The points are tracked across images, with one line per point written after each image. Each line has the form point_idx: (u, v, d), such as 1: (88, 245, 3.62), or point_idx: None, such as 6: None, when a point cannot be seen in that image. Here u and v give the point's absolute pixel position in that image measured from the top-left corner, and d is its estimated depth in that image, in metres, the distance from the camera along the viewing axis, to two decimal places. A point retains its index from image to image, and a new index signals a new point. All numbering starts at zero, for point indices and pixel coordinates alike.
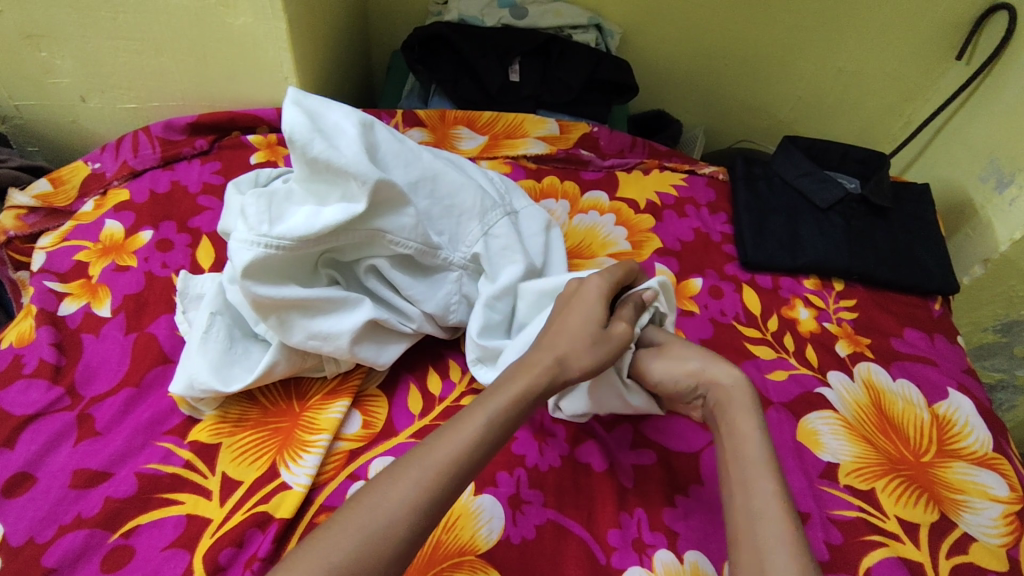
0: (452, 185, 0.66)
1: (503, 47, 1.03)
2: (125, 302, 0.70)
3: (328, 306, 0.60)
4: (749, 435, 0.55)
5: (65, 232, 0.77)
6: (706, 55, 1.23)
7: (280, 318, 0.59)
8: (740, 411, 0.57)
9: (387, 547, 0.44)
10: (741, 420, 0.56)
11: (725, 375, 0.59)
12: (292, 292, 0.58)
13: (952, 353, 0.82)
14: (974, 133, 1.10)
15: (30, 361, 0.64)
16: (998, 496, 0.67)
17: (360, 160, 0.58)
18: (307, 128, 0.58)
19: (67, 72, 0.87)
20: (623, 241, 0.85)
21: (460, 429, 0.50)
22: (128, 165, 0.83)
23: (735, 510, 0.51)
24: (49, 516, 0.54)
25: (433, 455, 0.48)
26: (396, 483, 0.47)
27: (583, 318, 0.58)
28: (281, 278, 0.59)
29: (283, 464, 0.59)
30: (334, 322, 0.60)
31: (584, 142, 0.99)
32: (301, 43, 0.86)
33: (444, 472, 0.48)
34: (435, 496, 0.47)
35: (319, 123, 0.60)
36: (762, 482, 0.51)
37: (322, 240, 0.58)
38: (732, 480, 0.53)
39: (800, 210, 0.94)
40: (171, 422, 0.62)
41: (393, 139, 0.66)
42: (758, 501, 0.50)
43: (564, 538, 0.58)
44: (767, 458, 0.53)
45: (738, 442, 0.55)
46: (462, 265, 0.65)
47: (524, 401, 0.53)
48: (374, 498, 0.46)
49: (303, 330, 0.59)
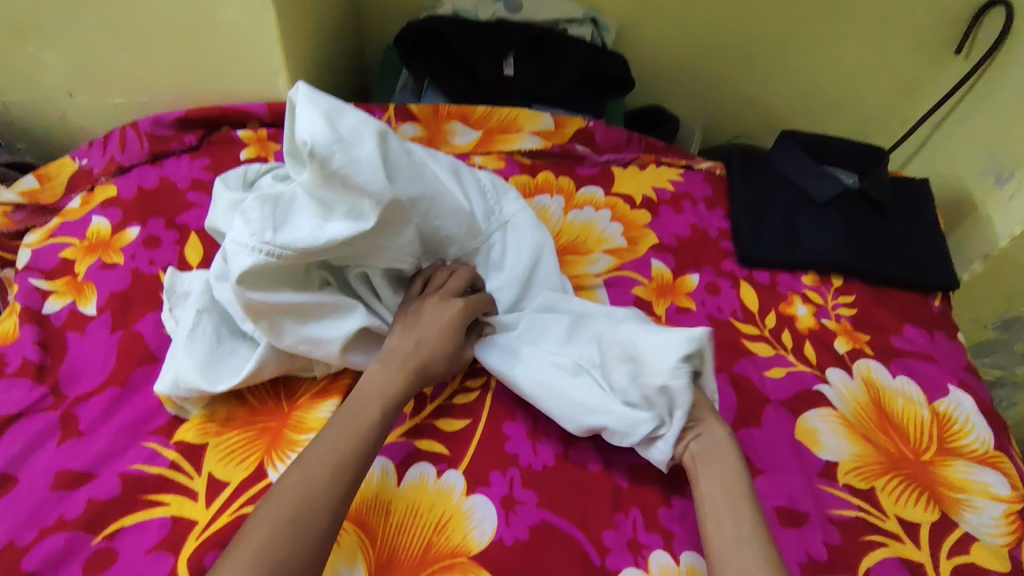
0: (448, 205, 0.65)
1: (497, 40, 1.01)
2: (111, 299, 0.69)
3: (321, 311, 0.59)
4: (737, 478, 0.55)
5: (51, 229, 0.76)
6: (703, 49, 1.22)
7: (274, 323, 0.57)
8: (726, 453, 0.57)
9: (307, 531, 0.46)
10: (727, 467, 0.56)
11: (719, 430, 0.59)
12: (289, 299, 0.57)
13: (953, 350, 0.81)
14: (973, 129, 1.10)
15: (13, 360, 0.63)
16: (1000, 496, 0.66)
17: (379, 178, 0.56)
18: (326, 137, 0.53)
19: (54, 67, 0.85)
20: (618, 237, 0.84)
21: (353, 420, 0.53)
22: (116, 162, 0.82)
23: (718, 545, 0.51)
24: (30, 519, 0.53)
25: (325, 447, 0.51)
26: (295, 474, 0.49)
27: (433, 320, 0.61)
28: (277, 284, 0.57)
29: (271, 465, 0.57)
30: (328, 330, 0.59)
31: (579, 137, 0.97)
32: (291, 37, 0.85)
33: (342, 461, 0.50)
34: (339, 474, 0.50)
35: (335, 126, 0.55)
36: (743, 522, 0.52)
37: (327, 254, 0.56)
38: (718, 519, 0.52)
39: (798, 205, 0.93)
40: (156, 422, 0.60)
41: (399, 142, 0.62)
42: (745, 535, 0.51)
43: (558, 539, 0.56)
44: (752, 499, 0.54)
45: (723, 481, 0.55)
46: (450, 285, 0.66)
47: (412, 380, 0.57)
48: (282, 484, 0.48)
49: (296, 337, 0.58)
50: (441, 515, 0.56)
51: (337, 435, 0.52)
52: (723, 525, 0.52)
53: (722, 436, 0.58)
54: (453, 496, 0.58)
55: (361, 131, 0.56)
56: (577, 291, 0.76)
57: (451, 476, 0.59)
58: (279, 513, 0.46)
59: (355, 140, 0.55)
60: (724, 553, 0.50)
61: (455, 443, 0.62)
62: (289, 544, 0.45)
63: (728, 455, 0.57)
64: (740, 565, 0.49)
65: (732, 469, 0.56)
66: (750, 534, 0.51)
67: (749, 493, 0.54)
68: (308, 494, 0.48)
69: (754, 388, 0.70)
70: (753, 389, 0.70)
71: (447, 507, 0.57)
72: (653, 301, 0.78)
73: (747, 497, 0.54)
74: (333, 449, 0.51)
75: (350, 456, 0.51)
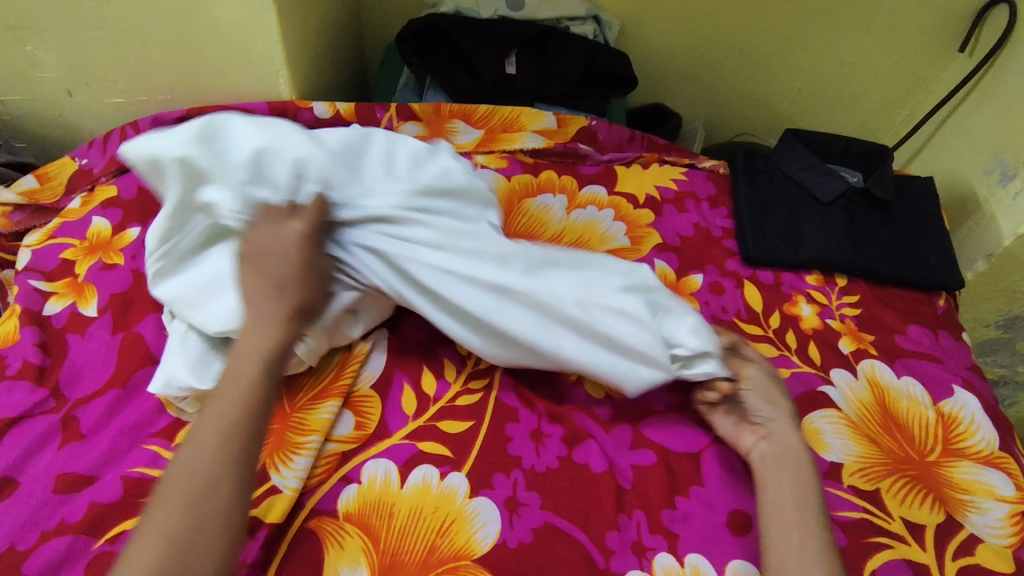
0: (303, 151, 0.63)
1: (499, 38, 1.01)
2: (111, 301, 0.68)
3: (214, 290, 0.60)
4: (802, 482, 0.57)
5: (51, 230, 0.76)
6: (706, 47, 1.21)
7: (188, 299, 0.60)
8: (794, 456, 0.59)
9: (212, 505, 0.47)
10: (796, 477, 0.57)
11: (791, 431, 0.61)
12: (188, 278, 0.62)
13: (957, 350, 0.80)
14: (977, 127, 1.09)
15: (13, 363, 0.63)
16: (1005, 497, 0.66)
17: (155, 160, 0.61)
18: (144, 139, 0.62)
19: (53, 65, 0.84)
20: (622, 237, 0.84)
21: (235, 385, 0.52)
22: (116, 161, 0.81)
23: (783, 551, 0.52)
24: (31, 523, 0.53)
25: (217, 420, 0.50)
26: (191, 454, 0.48)
27: (279, 258, 0.55)
28: (186, 266, 0.63)
29: (272, 468, 0.57)
30: (230, 300, 0.59)
31: (581, 136, 0.96)
32: (291, 35, 0.84)
33: (235, 431, 0.50)
34: (236, 442, 0.49)
35: (162, 130, 0.63)
36: (811, 535, 0.53)
37: (178, 228, 0.62)
38: (779, 519, 0.55)
39: (802, 204, 0.93)
40: (157, 425, 0.60)
41: (253, 122, 0.66)
42: (804, 539, 0.53)
43: (562, 541, 0.56)
44: (817, 504, 0.56)
45: (789, 484, 0.57)
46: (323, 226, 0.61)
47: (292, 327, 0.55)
48: (183, 460, 0.48)
49: (209, 315, 0.59)
50: (444, 517, 0.56)
51: (222, 403, 0.51)
52: (789, 535, 0.53)
53: (794, 445, 0.60)
54: (456, 499, 0.57)
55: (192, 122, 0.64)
56: None
57: (454, 477, 0.59)
58: (178, 493, 0.46)
59: (181, 130, 0.63)
60: (790, 561, 0.52)
61: (457, 444, 0.61)
62: (195, 523, 0.46)
63: (801, 466, 0.58)
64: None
65: (802, 480, 0.57)
66: (817, 547, 0.52)
67: (813, 497, 0.56)
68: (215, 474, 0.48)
69: None
70: None
71: (450, 509, 0.56)
72: None
73: (815, 511, 0.55)
74: (224, 420, 0.50)
75: (244, 425, 0.50)
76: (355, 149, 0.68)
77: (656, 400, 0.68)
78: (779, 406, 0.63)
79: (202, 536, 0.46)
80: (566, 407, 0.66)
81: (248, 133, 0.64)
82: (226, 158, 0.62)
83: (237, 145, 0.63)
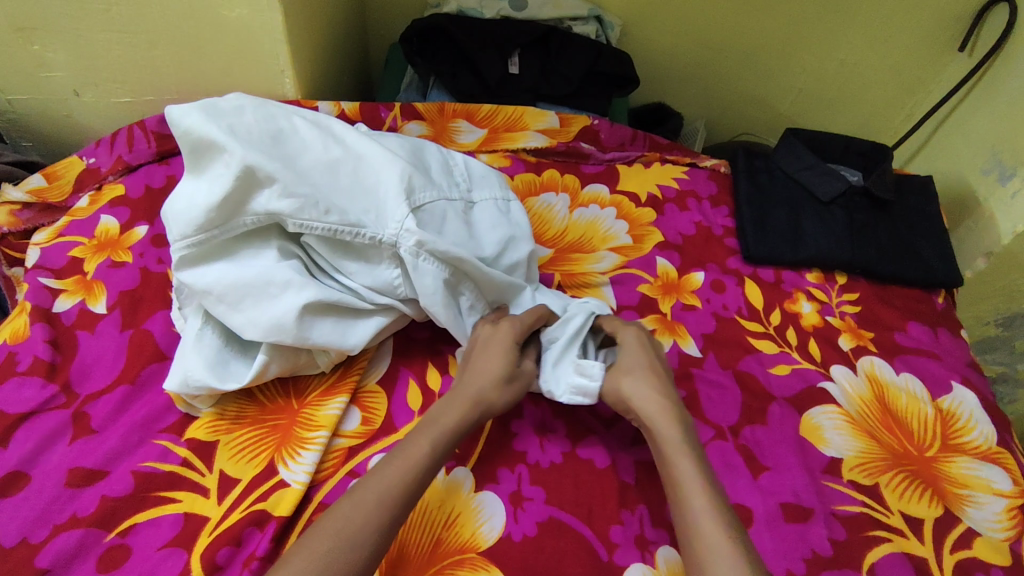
0: (378, 162, 0.64)
1: (503, 38, 1.02)
2: (120, 298, 0.69)
3: (258, 294, 0.58)
4: (675, 459, 0.54)
5: (59, 228, 0.76)
6: (707, 48, 1.22)
7: (224, 296, 0.58)
8: (665, 430, 0.57)
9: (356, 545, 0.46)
10: (668, 444, 0.56)
11: (651, 403, 0.59)
12: (224, 272, 0.59)
13: (956, 347, 0.81)
14: (976, 127, 1.10)
15: (24, 359, 0.63)
16: (1002, 491, 0.67)
17: (228, 142, 0.58)
18: (198, 118, 0.59)
19: (62, 66, 0.85)
20: (623, 236, 0.84)
21: (404, 454, 0.52)
22: (123, 160, 0.82)
23: (682, 528, 0.51)
24: (44, 516, 0.54)
25: (381, 482, 0.50)
26: (345, 507, 0.48)
27: (492, 350, 0.61)
28: (221, 259, 0.61)
29: (281, 462, 0.58)
30: (273, 308, 0.58)
31: (584, 135, 0.97)
32: (296, 36, 0.85)
33: (387, 495, 0.49)
34: (407, 494, 0.50)
35: (218, 113, 0.61)
36: (698, 502, 0.51)
37: (224, 220, 0.59)
38: (674, 503, 0.53)
39: (802, 203, 0.93)
40: (167, 420, 0.61)
41: (313, 125, 0.65)
42: (697, 520, 0.50)
43: (566, 535, 0.57)
44: (699, 473, 0.53)
45: (668, 462, 0.55)
46: (392, 243, 0.61)
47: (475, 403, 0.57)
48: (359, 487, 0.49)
49: (250, 318, 0.58)
50: (450, 511, 0.57)
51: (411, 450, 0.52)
52: (680, 509, 0.52)
53: (658, 409, 0.58)
54: (461, 493, 0.58)
55: (253, 118, 0.62)
56: (583, 291, 0.77)
57: (459, 472, 0.59)
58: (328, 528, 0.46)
59: (244, 125, 0.61)
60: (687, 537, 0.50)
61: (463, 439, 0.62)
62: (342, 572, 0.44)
63: (670, 433, 0.56)
64: (701, 549, 0.48)
65: (674, 445, 0.55)
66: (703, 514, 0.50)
67: (696, 471, 0.53)
68: (362, 527, 0.47)
69: (759, 384, 0.71)
70: (758, 386, 0.71)
71: (456, 503, 0.57)
72: (658, 299, 0.78)
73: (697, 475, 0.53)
74: (386, 486, 0.50)
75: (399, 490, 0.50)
76: (415, 161, 0.69)
77: None
78: (622, 394, 0.60)
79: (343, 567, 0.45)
80: (569, 405, 0.67)
81: (316, 137, 0.64)
82: (294, 160, 0.61)
83: (307, 149, 0.63)
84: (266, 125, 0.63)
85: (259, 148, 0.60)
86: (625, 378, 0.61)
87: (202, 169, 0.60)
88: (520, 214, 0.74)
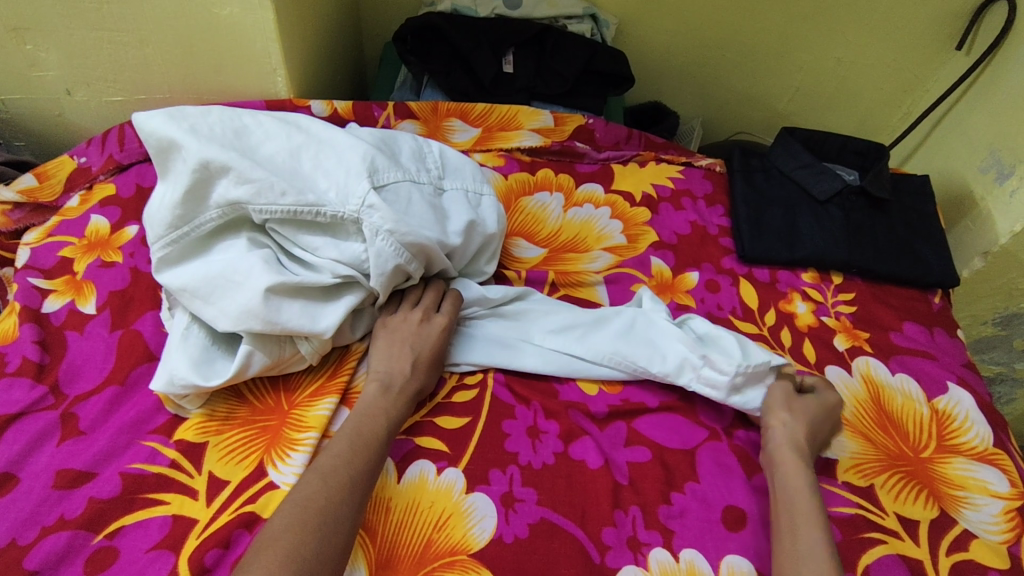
0: (339, 147, 0.65)
1: (496, 38, 1.02)
2: (110, 298, 0.69)
3: (222, 285, 0.58)
4: (798, 491, 0.57)
5: (49, 228, 0.76)
6: (703, 46, 1.22)
7: (197, 291, 0.59)
8: (789, 466, 0.59)
9: (313, 522, 0.48)
10: (791, 480, 0.58)
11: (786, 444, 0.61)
12: (196, 267, 0.60)
13: (952, 347, 0.81)
14: (973, 126, 1.10)
15: (13, 359, 0.63)
16: (999, 493, 0.66)
17: (186, 140, 0.60)
18: (161, 120, 0.62)
19: (53, 65, 0.85)
20: (618, 235, 0.84)
21: (363, 440, 0.55)
22: (114, 160, 0.81)
23: (784, 552, 0.54)
24: (31, 518, 0.53)
25: (335, 457, 0.53)
26: (313, 483, 0.51)
27: (422, 339, 0.64)
28: (196, 257, 0.62)
29: (271, 464, 0.57)
30: (238, 294, 0.57)
31: (578, 134, 0.96)
32: (289, 35, 0.84)
33: (351, 479, 0.52)
34: (353, 487, 0.51)
35: (182, 114, 0.63)
36: (813, 536, 0.54)
37: (190, 215, 0.60)
38: (781, 530, 0.55)
39: (798, 202, 0.93)
40: (156, 421, 0.60)
41: (278, 120, 0.67)
42: (805, 549, 0.53)
43: (558, 537, 0.56)
44: (817, 515, 0.56)
45: (786, 494, 0.57)
46: (354, 219, 0.61)
47: (406, 397, 0.60)
48: (326, 464, 0.52)
49: (219, 309, 0.58)
50: (440, 513, 0.56)
51: (357, 431, 0.55)
52: (784, 539, 0.54)
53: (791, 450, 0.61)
54: (452, 494, 0.58)
55: (216, 116, 0.64)
56: (575, 290, 0.77)
57: (450, 473, 0.59)
58: (308, 521, 0.48)
59: (207, 123, 0.63)
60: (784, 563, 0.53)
61: (455, 440, 0.62)
62: (321, 546, 0.47)
63: (797, 471, 0.59)
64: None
65: (797, 481, 0.58)
66: (815, 550, 0.53)
67: (813, 509, 0.56)
68: (331, 503, 0.50)
69: None
70: None
71: (447, 505, 0.57)
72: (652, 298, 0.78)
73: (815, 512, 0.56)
74: (347, 463, 0.53)
75: (365, 471, 0.53)
76: (382, 145, 0.70)
77: (650, 398, 0.68)
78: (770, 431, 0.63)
79: (314, 551, 0.47)
80: (563, 404, 0.66)
81: (278, 129, 0.65)
82: (254, 153, 0.63)
83: (268, 141, 0.64)
84: (229, 121, 0.64)
85: (219, 142, 0.62)
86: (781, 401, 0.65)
87: (168, 169, 0.63)
88: (494, 202, 0.74)
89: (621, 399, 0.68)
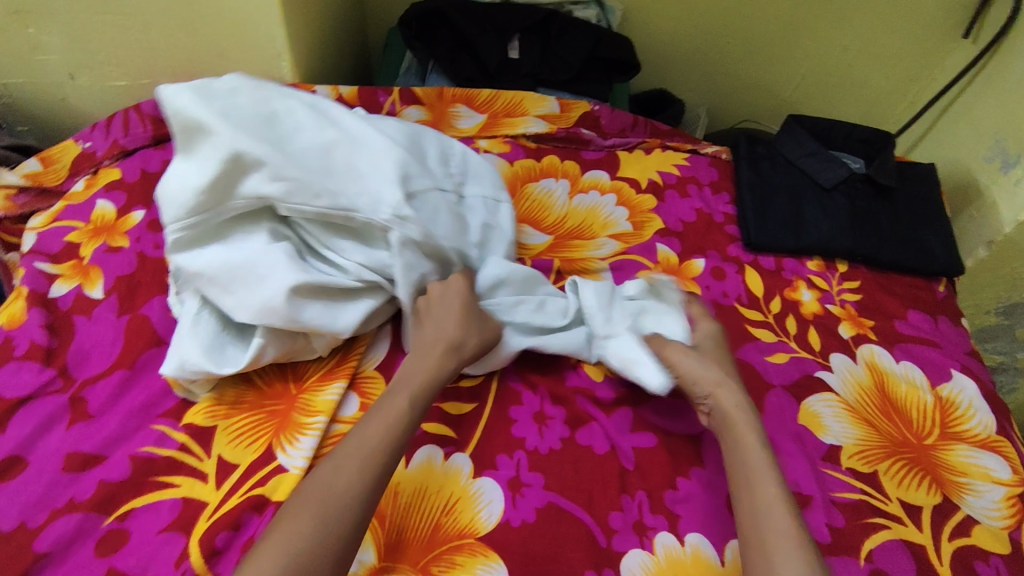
0: (372, 148, 0.65)
1: (502, 23, 1.01)
2: (117, 283, 0.69)
3: (246, 279, 0.58)
4: (747, 449, 0.56)
5: (55, 213, 0.76)
6: (709, 33, 1.21)
7: (217, 279, 0.58)
8: (739, 423, 0.58)
9: (329, 509, 0.48)
10: (742, 439, 0.57)
11: (731, 399, 0.60)
12: (216, 253, 0.60)
13: (956, 335, 0.81)
14: (980, 114, 1.09)
15: (21, 343, 0.63)
16: (1001, 479, 0.67)
17: (219, 125, 0.60)
18: (190, 99, 0.61)
19: (56, 49, 0.84)
20: (623, 222, 0.84)
21: (387, 418, 0.54)
22: (120, 144, 0.81)
23: (744, 517, 0.53)
24: (42, 500, 0.54)
25: (355, 442, 0.52)
26: (327, 471, 0.50)
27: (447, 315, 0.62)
28: (214, 241, 0.61)
29: (280, 447, 0.58)
30: (262, 288, 0.58)
31: (584, 121, 0.96)
32: (293, 19, 0.84)
33: (368, 459, 0.51)
34: (371, 468, 0.51)
35: (212, 94, 0.62)
36: (768, 491, 0.53)
37: (216, 202, 0.60)
38: (738, 492, 0.54)
39: (804, 190, 0.93)
40: (164, 405, 0.61)
41: (308, 110, 0.66)
42: (762, 505, 0.52)
43: (564, 521, 0.57)
44: (771, 469, 0.55)
45: (738, 453, 0.57)
46: (384, 228, 0.62)
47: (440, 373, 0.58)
48: (347, 449, 0.51)
49: (240, 300, 0.58)
50: (448, 497, 0.57)
51: (386, 412, 0.54)
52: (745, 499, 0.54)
53: (736, 404, 0.60)
54: (460, 478, 0.58)
55: (246, 101, 0.63)
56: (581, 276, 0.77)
57: (458, 458, 0.59)
58: (316, 510, 0.48)
59: (238, 109, 0.62)
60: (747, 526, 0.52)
61: (462, 425, 0.62)
62: (338, 533, 0.47)
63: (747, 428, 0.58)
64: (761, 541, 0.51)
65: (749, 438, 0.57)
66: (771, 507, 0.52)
67: (766, 463, 0.55)
68: (350, 491, 0.49)
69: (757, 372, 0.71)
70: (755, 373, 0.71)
71: (454, 488, 0.57)
72: None
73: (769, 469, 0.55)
74: (364, 446, 0.52)
75: (383, 448, 0.52)
76: (410, 147, 0.70)
77: None
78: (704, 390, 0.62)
79: (334, 539, 0.47)
80: (570, 391, 0.67)
81: (308, 122, 0.65)
82: (285, 145, 0.63)
83: (299, 134, 0.64)
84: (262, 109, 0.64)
85: (251, 131, 0.61)
86: (710, 370, 0.62)
87: (191, 148, 0.61)
88: (511, 208, 0.75)
89: (628, 385, 0.68)
